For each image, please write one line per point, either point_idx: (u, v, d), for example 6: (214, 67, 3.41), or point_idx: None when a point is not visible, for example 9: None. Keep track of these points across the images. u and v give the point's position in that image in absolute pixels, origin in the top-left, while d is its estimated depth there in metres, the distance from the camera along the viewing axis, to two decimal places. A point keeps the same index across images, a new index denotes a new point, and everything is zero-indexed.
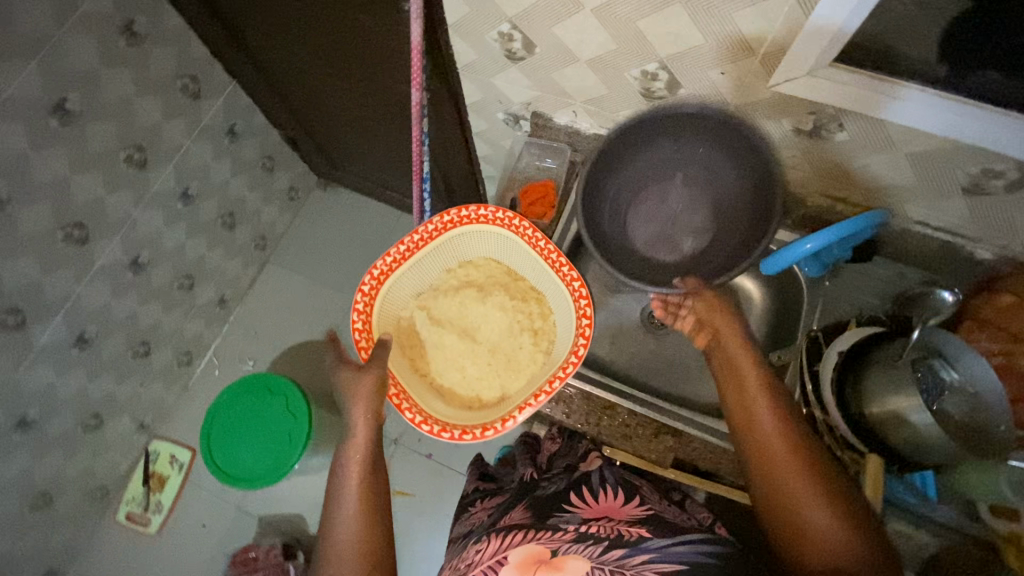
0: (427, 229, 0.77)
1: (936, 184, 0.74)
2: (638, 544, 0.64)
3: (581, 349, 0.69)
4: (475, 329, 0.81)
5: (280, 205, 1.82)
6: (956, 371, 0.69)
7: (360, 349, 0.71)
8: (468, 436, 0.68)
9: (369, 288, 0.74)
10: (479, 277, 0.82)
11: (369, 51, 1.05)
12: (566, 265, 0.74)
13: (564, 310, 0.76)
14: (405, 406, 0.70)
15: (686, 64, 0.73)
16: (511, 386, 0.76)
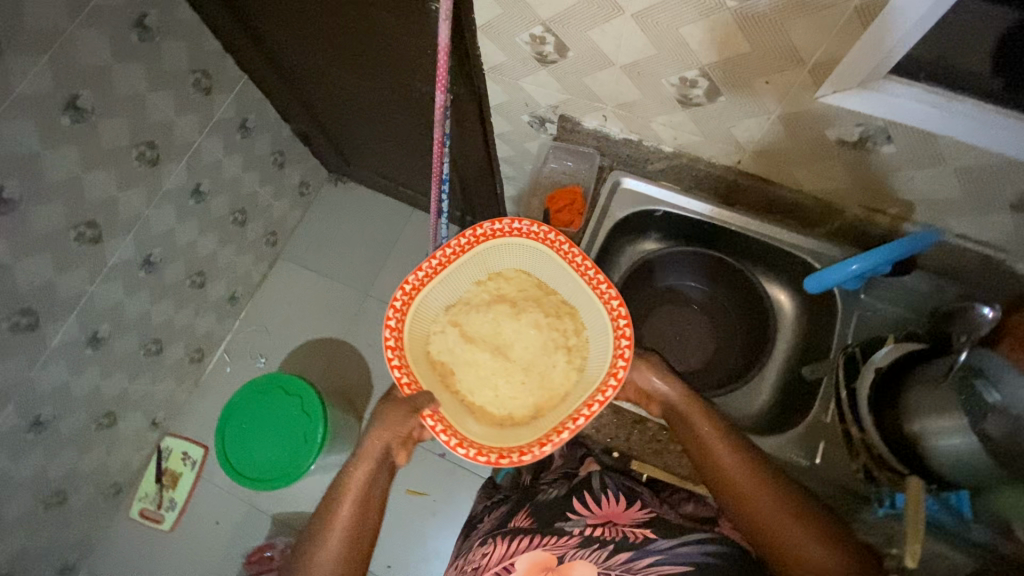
0: (458, 243, 0.76)
1: (983, 200, 0.72)
2: (642, 547, 0.71)
3: (621, 371, 0.68)
4: (508, 346, 0.78)
5: (291, 200, 1.79)
6: (999, 392, 0.63)
7: (393, 367, 0.69)
8: (507, 461, 0.65)
9: (399, 305, 0.73)
10: (510, 291, 0.79)
11: (390, 49, 1.02)
12: (606, 283, 0.73)
13: (600, 327, 0.74)
14: (440, 428, 0.67)
15: (728, 72, 0.70)
16: (547, 406, 0.73)
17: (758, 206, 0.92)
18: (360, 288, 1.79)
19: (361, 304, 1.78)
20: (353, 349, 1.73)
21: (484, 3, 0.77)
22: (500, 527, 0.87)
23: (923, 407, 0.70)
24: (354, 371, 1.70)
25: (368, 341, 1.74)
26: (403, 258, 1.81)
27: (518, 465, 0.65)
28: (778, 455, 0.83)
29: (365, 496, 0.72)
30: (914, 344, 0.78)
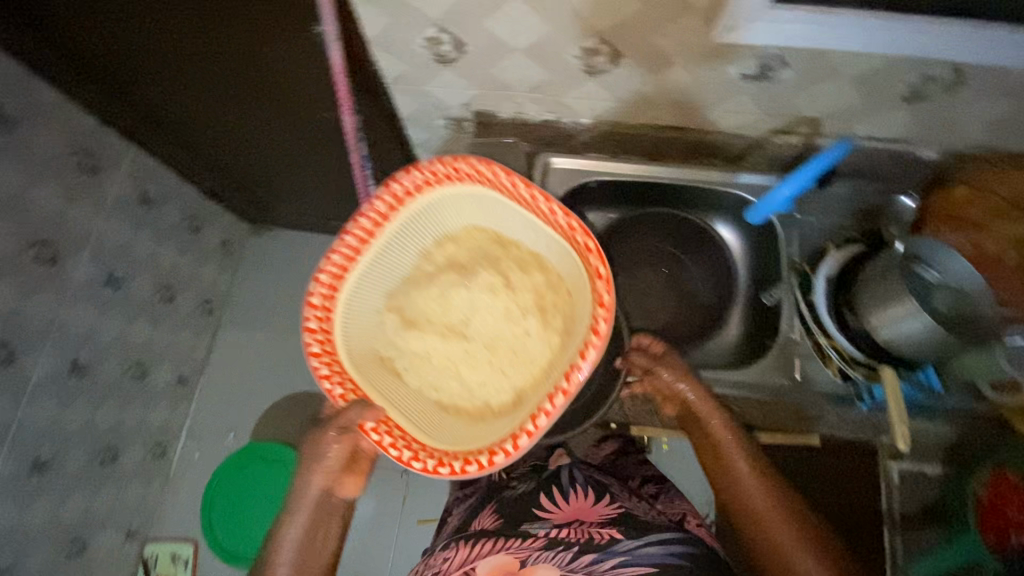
0: (377, 209, 0.73)
1: (879, 99, 0.77)
2: (607, 548, 0.73)
3: (602, 324, 0.67)
4: (469, 318, 0.78)
5: (217, 263, 1.68)
6: (937, 269, 0.73)
7: (323, 379, 0.70)
8: (474, 467, 0.65)
9: (322, 298, 0.72)
10: (460, 257, 0.80)
11: (282, 84, 0.97)
12: (561, 213, 0.72)
13: (576, 274, 0.74)
14: (389, 442, 0.68)
15: (624, 33, 0.72)
16: (524, 384, 0.74)
17: (683, 154, 0.96)
18: None
19: None
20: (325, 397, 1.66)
21: (370, 15, 0.75)
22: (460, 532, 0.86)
23: (874, 304, 0.76)
24: None
25: None
26: None
27: (490, 468, 0.64)
28: (762, 381, 0.85)
29: (316, 515, 0.77)
30: (853, 248, 0.84)
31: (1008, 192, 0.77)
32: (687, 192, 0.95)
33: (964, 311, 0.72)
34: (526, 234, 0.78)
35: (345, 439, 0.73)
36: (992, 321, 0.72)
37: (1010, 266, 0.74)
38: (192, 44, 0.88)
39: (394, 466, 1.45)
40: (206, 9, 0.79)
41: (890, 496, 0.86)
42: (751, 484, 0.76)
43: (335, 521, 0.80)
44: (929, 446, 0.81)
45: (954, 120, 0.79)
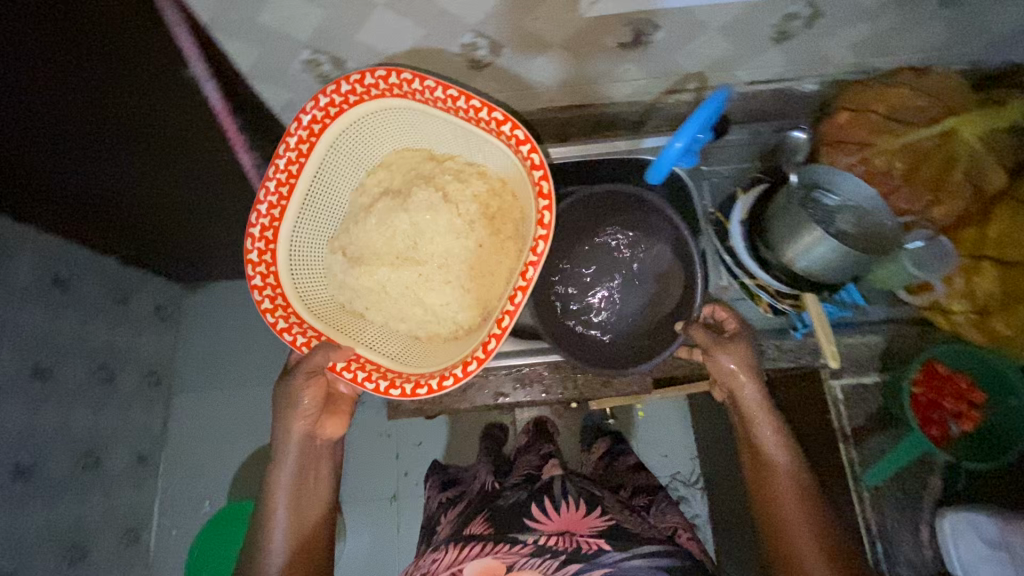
0: (291, 147, 0.75)
1: (751, 44, 0.81)
2: (595, 558, 0.72)
3: (546, 214, 0.70)
4: (417, 241, 0.81)
5: (154, 331, 1.60)
6: (835, 194, 0.78)
7: (283, 332, 0.75)
8: (450, 380, 0.70)
9: (260, 252, 0.75)
10: (393, 181, 0.83)
11: (173, 136, 0.93)
12: (483, 106, 0.73)
13: (514, 171, 0.79)
14: (364, 377, 0.74)
15: (497, 23, 0.73)
16: (487, 294, 0.80)
17: (588, 129, 0.98)
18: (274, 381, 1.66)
19: None
20: None
21: (239, 48, 0.73)
22: (455, 534, 0.87)
23: (779, 237, 0.79)
24: None
25: None
26: None
27: (467, 376, 0.69)
28: None
29: (302, 467, 0.81)
30: (758, 188, 0.87)
31: (885, 107, 0.81)
32: (600, 166, 0.96)
33: (869, 225, 0.77)
34: (455, 145, 0.82)
35: (314, 381, 0.76)
36: (894, 234, 0.76)
37: (898, 175, 0.79)
38: (71, 129, 0.83)
39: (381, 495, 1.42)
40: (72, 86, 0.75)
41: (837, 410, 0.82)
42: (783, 479, 0.74)
43: (324, 460, 0.84)
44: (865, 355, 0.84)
45: (824, 51, 0.83)
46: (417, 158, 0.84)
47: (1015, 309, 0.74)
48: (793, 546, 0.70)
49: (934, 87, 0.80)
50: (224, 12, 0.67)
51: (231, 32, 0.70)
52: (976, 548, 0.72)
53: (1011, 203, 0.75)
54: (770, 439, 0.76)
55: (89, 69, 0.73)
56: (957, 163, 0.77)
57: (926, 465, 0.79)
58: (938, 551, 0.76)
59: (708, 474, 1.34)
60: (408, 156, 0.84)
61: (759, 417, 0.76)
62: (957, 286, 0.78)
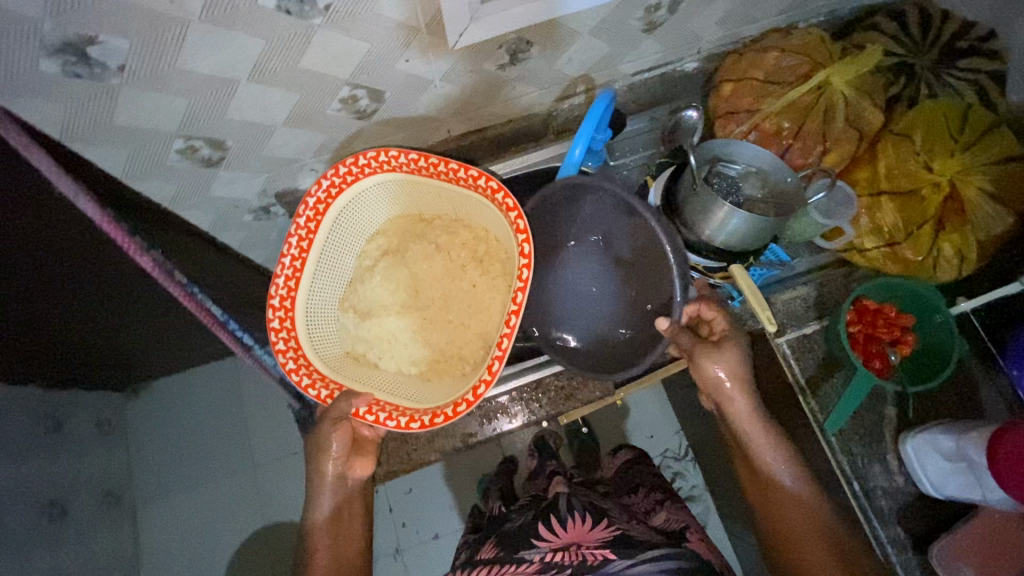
0: (303, 224, 0.73)
1: (625, 39, 0.82)
2: (600, 569, 0.69)
3: (526, 246, 0.70)
4: (418, 289, 0.81)
5: (99, 449, 1.49)
6: (736, 163, 0.82)
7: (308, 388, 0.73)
8: (464, 406, 0.67)
9: (281, 320, 0.73)
10: (392, 241, 0.82)
11: (59, 250, 0.86)
12: (460, 166, 0.74)
13: (497, 222, 0.78)
14: (386, 416, 0.71)
15: (372, 72, 0.71)
16: (485, 326, 0.79)
17: (493, 150, 0.98)
18: (245, 465, 1.58)
19: (258, 478, 1.57)
20: (285, 522, 1.54)
21: (104, 152, 0.68)
22: (467, 560, 0.87)
23: (697, 218, 0.80)
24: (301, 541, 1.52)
25: (291, 503, 1.55)
26: (262, 403, 1.62)
27: (476, 401, 0.66)
28: None
29: (340, 500, 0.76)
30: (665, 173, 0.89)
31: (762, 72, 0.85)
32: (512, 183, 0.96)
33: (773, 187, 0.80)
34: (441, 203, 0.82)
35: (342, 424, 0.73)
36: (797, 189, 0.78)
37: (787, 135, 0.83)
38: None
39: (383, 554, 1.36)
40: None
41: (790, 365, 0.85)
42: (779, 482, 0.72)
43: (357, 505, 0.78)
44: (800, 308, 0.87)
45: (694, 31, 0.86)
46: (410, 222, 0.84)
47: (919, 236, 0.79)
48: (795, 542, 0.68)
49: (799, 46, 0.85)
50: (76, 121, 0.62)
51: (91, 140, 0.66)
52: (936, 462, 0.75)
53: (892, 139, 0.81)
54: (765, 450, 0.73)
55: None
56: (835, 113, 0.81)
57: (878, 398, 0.83)
58: (909, 475, 0.80)
59: (694, 445, 1.37)
60: (402, 222, 0.84)
61: (752, 428, 0.73)
62: (864, 225, 0.83)
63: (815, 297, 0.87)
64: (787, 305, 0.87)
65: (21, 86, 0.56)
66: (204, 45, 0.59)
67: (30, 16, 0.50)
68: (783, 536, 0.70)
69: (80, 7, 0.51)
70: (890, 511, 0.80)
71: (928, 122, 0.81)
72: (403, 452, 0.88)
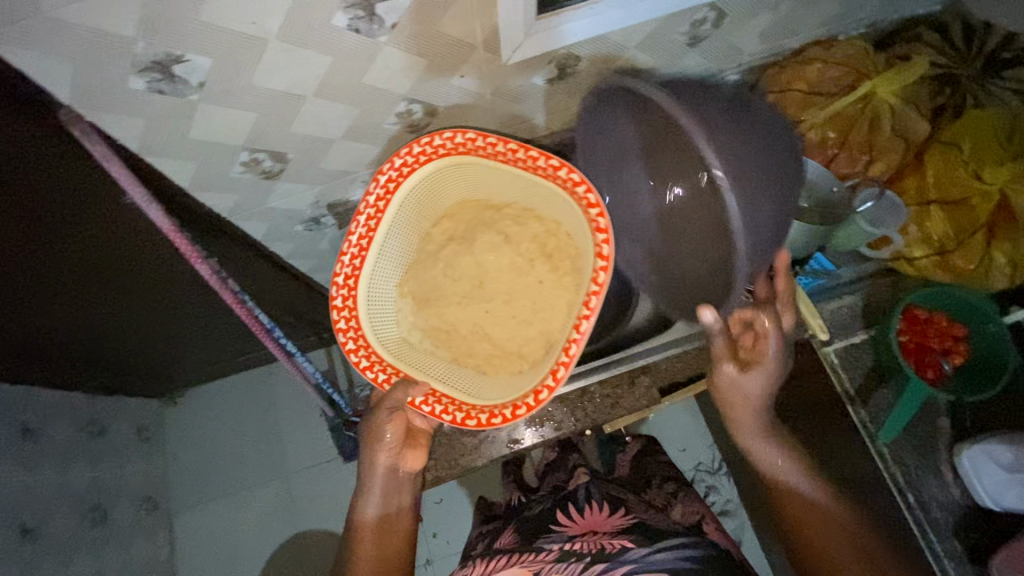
0: (372, 200, 0.72)
1: (670, 53, 0.84)
2: (620, 558, 0.75)
3: (606, 246, 0.65)
4: (482, 281, 0.80)
5: (138, 455, 1.52)
6: None
7: (366, 370, 0.74)
8: (523, 407, 0.66)
9: (343, 298, 0.73)
10: (458, 227, 0.80)
11: (119, 258, 0.90)
12: (541, 156, 0.69)
13: (572, 214, 0.74)
14: (441, 410, 0.73)
15: (428, 88, 0.74)
16: (549, 324, 0.76)
17: None
18: (277, 473, 1.59)
19: (289, 486, 1.58)
20: (315, 530, 1.54)
21: (175, 165, 0.71)
22: (488, 547, 0.94)
23: None
24: (330, 549, 1.52)
25: (322, 512, 1.56)
26: (294, 412, 1.63)
27: (539, 404, 0.65)
28: (690, 332, 0.88)
29: (389, 492, 0.79)
30: None
31: (805, 84, 0.86)
32: None
33: (819, 193, 0.82)
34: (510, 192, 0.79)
35: (398, 415, 0.75)
36: (843, 200, 0.81)
37: (833, 144, 0.83)
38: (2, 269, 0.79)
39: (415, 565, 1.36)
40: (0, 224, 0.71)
41: (838, 375, 0.85)
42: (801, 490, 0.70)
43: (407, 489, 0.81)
44: (848, 317, 0.87)
45: (737, 44, 0.88)
46: (477, 207, 0.80)
47: (969, 245, 0.79)
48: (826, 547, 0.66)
49: (842, 57, 0.86)
50: (155, 136, 0.66)
51: (166, 153, 0.69)
52: (993, 474, 0.74)
53: (939, 147, 0.81)
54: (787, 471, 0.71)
55: (16, 209, 0.70)
56: (880, 121, 0.82)
57: (931, 407, 0.82)
58: (966, 488, 0.79)
59: (729, 458, 1.35)
60: (468, 206, 0.80)
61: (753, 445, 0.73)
62: (913, 234, 0.82)
63: (862, 305, 0.87)
64: (840, 314, 0.87)
65: (109, 102, 0.59)
66: (278, 63, 0.62)
67: (125, 36, 0.53)
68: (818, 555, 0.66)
69: (171, 29, 0.54)
70: (946, 523, 0.78)
71: (976, 133, 0.81)
72: (451, 456, 0.89)
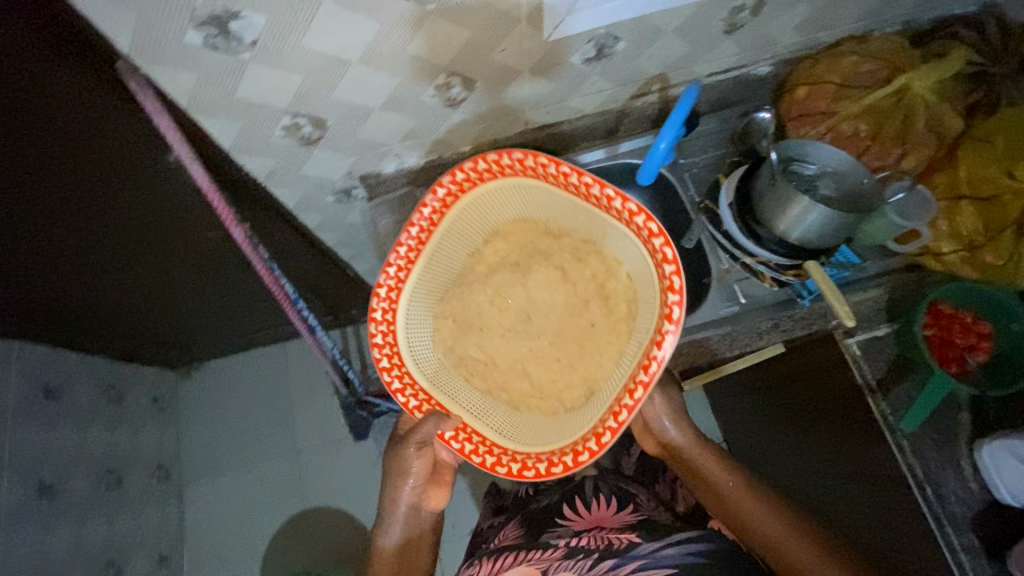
0: (426, 214, 0.71)
1: (706, 40, 0.85)
2: (627, 553, 0.77)
3: (674, 309, 0.62)
4: (530, 315, 0.76)
5: (153, 423, 1.54)
6: (812, 162, 0.82)
7: (397, 393, 0.73)
8: (559, 468, 0.67)
9: (383, 311, 0.72)
10: (510, 253, 0.76)
11: (154, 220, 0.92)
12: (618, 196, 0.65)
13: (636, 258, 0.69)
14: (471, 449, 0.71)
15: (468, 61, 0.75)
16: (594, 372, 0.71)
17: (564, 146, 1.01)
18: (287, 450, 1.60)
19: (298, 463, 1.59)
20: (322, 507, 1.55)
21: (219, 125, 0.73)
22: (492, 542, 0.94)
23: (774, 217, 0.79)
24: (336, 526, 1.54)
25: (329, 491, 1.57)
26: (307, 390, 1.64)
27: (577, 467, 0.65)
28: (713, 317, 0.88)
29: (413, 524, 0.82)
30: (738, 171, 0.88)
31: (839, 77, 0.86)
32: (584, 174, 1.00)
33: (848, 183, 0.81)
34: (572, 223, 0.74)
35: (425, 450, 0.77)
36: (874, 192, 0.80)
37: (865, 137, 0.83)
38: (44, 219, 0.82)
39: None
40: (48, 172, 0.73)
41: (860, 368, 0.85)
42: (743, 495, 0.78)
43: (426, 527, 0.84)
44: (871, 311, 0.86)
45: (772, 35, 0.89)
46: (534, 231, 0.76)
47: (999, 241, 0.79)
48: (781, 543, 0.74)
49: (879, 51, 0.86)
50: (204, 93, 0.68)
51: (211, 111, 0.71)
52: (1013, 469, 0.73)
53: (972, 143, 0.82)
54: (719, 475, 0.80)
55: (65, 155, 0.72)
56: (915, 116, 0.83)
57: (953, 402, 0.82)
58: (984, 483, 0.78)
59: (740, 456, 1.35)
60: (526, 227, 0.76)
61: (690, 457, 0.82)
62: (942, 229, 0.82)
63: (886, 300, 0.86)
64: (865, 307, 0.86)
65: (163, 56, 0.61)
66: (328, 26, 0.63)
67: None
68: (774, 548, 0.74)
69: None
70: (964, 518, 0.78)
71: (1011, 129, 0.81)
72: None
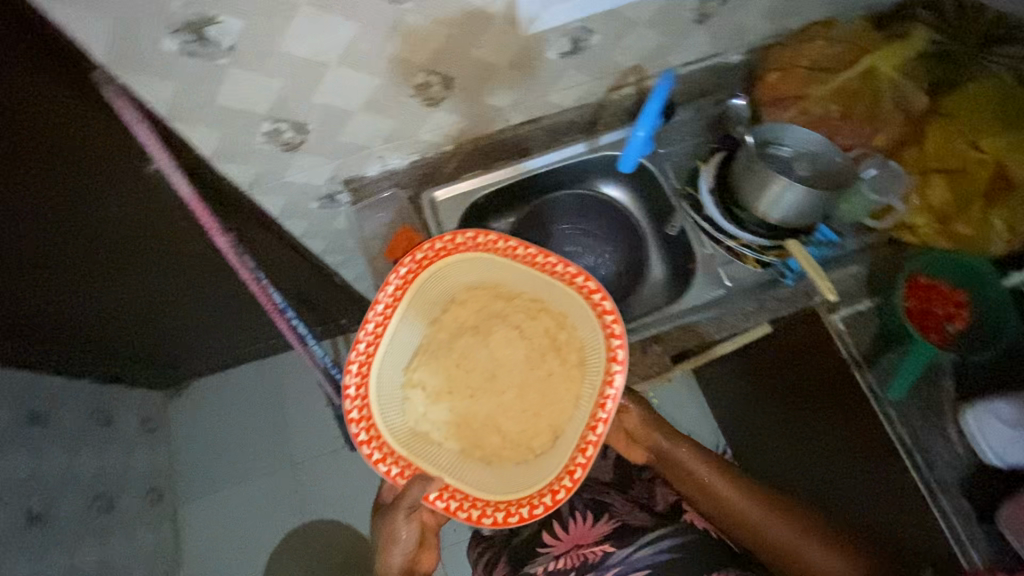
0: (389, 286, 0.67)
1: (678, 30, 0.87)
2: (601, 564, 0.81)
3: (619, 351, 0.64)
4: (495, 373, 0.71)
5: (144, 445, 1.52)
6: (787, 144, 0.84)
7: (378, 464, 0.64)
8: (540, 509, 0.61)
9: (356, 386, 0.65)
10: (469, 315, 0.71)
11: (135, 234, 0.91)
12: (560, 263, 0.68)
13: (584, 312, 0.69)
14: (456, 506, 0.63)
15: (446, 58, 0.76)
16: (559, 417, 0.67)
17: (545, 142, 1.02)
18: (281, 464, 1.58)
19: (294, 476, 1.57)
20: (320, 519, 1.53)
21: (200, 132, 0.73)
22: None
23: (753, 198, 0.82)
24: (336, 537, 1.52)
25: (326, 503, 1.55)
26: (300, 403, 1.62)
27: (555, 506, 0.61)
28: (701, 303, 0.89)
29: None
30: (717, 157, 0.92)
31: (808, 61, 0.89)
32: (566, 168, 1.01)
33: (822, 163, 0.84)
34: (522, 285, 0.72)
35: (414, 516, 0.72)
36: (848, 169, 0.82)
37: (836, 118, 0.86)
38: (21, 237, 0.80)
39: None
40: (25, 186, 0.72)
41: (845, 342, 0.86)
42: (721, 484, 0.81)
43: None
44: (852, 286, 0.89)
45: (741, 23, 0.91)
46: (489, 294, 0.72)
47: (969, 210, 0.81)
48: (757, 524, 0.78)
49: (844, 35, 0.89)
50: (184, 100, 0.68)
51: (190, 119, 0.71)
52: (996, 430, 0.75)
53: (937, 120, 0.84)
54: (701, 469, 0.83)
55: (42, 167, 0.71)
56: (882, 96, 0.86)
57: (936, 370, 0.84)
58: (971, 446, 0.80)
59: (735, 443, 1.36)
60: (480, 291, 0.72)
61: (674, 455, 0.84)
62: (914, 203, 0.85)
63: (865, 275, 0.89)
64: (845, 281, 0.89)
65: (142, 63, 0.61)
66: (305, 28, 0.64)
67: None
68: (750, 529, 0.79)
69: None
70: (955, 482, 0.80)
71: (974, 102, 0.83)
72: None
